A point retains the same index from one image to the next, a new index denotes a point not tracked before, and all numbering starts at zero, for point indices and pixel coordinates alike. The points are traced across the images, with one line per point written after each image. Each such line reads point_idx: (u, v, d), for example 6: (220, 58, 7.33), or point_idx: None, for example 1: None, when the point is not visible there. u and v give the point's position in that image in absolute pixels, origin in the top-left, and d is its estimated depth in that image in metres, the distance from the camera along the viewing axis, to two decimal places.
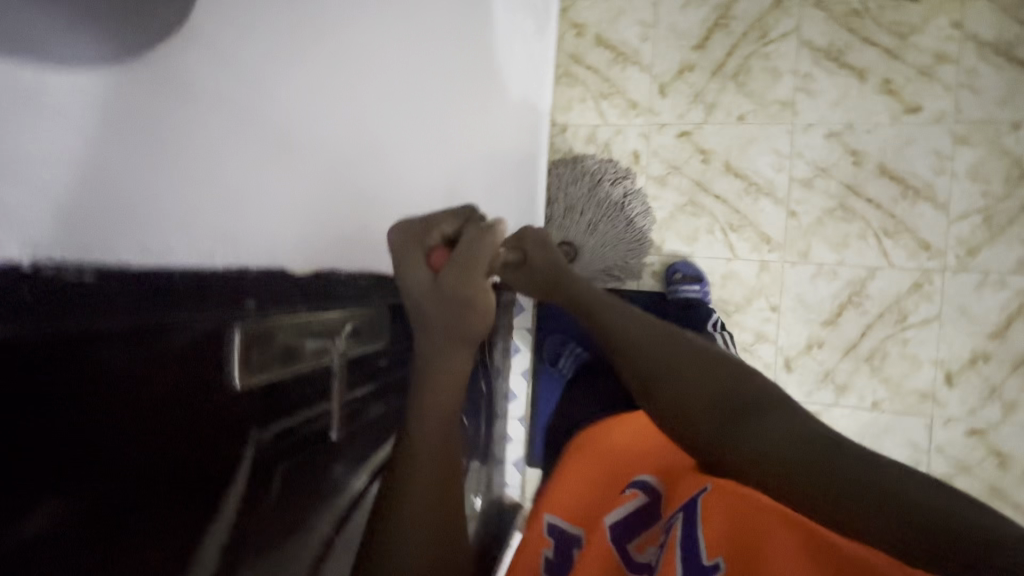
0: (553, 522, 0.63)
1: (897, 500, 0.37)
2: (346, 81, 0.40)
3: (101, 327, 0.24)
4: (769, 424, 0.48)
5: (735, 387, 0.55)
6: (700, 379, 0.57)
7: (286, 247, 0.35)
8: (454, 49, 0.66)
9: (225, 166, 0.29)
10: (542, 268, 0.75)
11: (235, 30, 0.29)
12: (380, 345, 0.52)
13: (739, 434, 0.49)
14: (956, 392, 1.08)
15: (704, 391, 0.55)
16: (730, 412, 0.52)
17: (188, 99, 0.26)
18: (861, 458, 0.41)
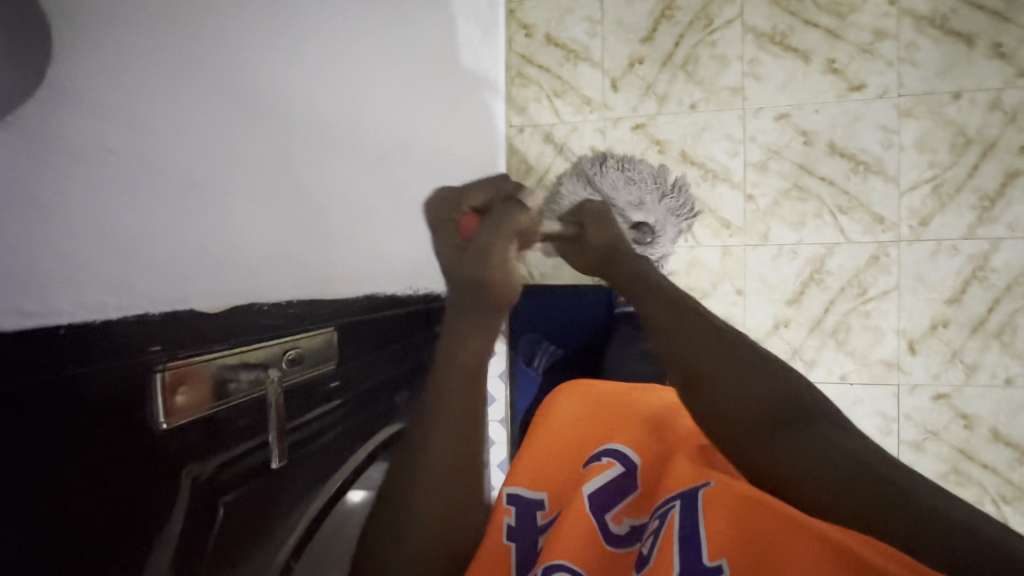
0: (513, 493, 0.64)
1: (937, 519, 0.36)
2: (248, 105, 0.38)
3: (27, 380, 0.24)
4: (831, 437, 0.47)
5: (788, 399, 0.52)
6: (752, 393, 0.53)
7: (202, 287, 0.34)
8: (390, 58, 0.66)
9: (120, 218, 0.27)
10: (597, 246, 0.83)
11: (118, 70, 0.27)
12: (327, 367, 0.52)
13: (777, 444, 0.48)
14: (920, 359, 1.11)
15: (757, 397, 0.53)
16: (779, 423, 0.50)
17: (61, 150, 0.24)
18: (900, 479, 0.40)
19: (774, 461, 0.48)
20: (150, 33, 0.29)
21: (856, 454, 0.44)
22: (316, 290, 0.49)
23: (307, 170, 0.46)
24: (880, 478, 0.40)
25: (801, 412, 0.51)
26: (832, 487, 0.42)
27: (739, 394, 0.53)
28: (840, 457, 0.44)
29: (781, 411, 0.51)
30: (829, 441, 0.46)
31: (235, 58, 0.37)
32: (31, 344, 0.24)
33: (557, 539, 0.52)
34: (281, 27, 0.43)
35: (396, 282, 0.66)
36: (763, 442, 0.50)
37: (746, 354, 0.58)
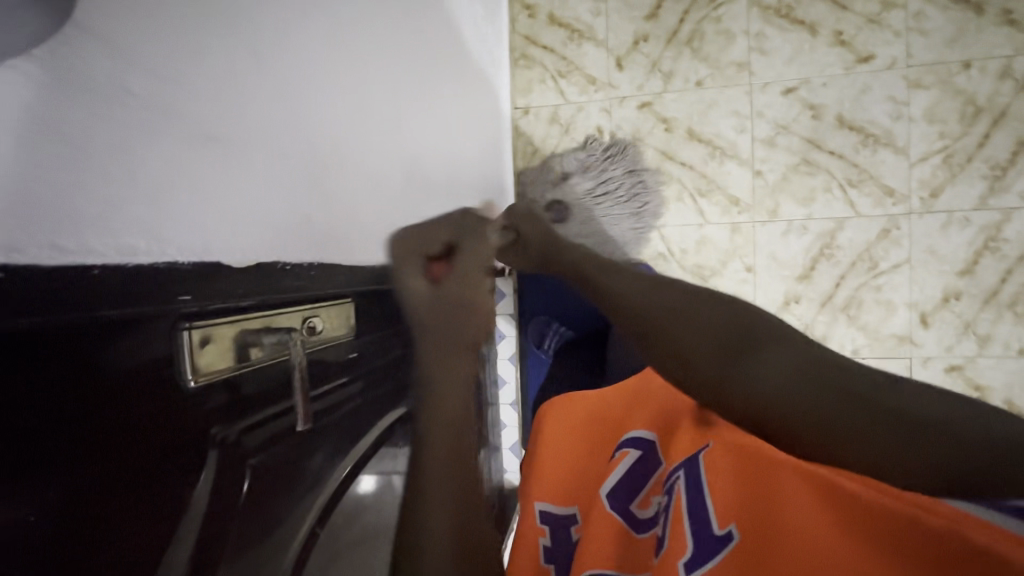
0: (543, 509, 0.63)
1: (915, 417, 0.37)
2: (262, 58, 0.38)
3: (68, 320, 0.25)
4: (783, 359, 0.44)
5: (736, 317, 0.49)
6: (705, 327, 0.49)
7: (226, 240, 0.34)
8: (399, 28, 0.65)
9: (145, 160, 0.27)
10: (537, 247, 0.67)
11: (140, 13, 0.27)
12: (344, 337, 0.52)
13: (741, 376, 0.45)
14: (933, 332, 1.11)
15: (707, 327, 0.49)
16: (735, 352, 0.47)
17: (88, 79, 0.24)
18: (885, 387, 0.39)
19: (751, 396, 0.45)
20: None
21: (816, 360, 0.43)
22: (334, 257, 0.49)
23: (321, 131, 0.46)
24: (867, 397, 0.39)
25: (756, 330, 0.47)
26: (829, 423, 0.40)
27: (689, 327, 0.49)
28: (811, 373, 0.42)
29: (733, 339, 0.47)
30: (794, 357, 0.44)
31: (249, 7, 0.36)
32: (63, 280, 0.24)
33: (589, 540, 0.53)
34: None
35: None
36: (728, 378, 0.46)
37: (686, 289, 0.53)
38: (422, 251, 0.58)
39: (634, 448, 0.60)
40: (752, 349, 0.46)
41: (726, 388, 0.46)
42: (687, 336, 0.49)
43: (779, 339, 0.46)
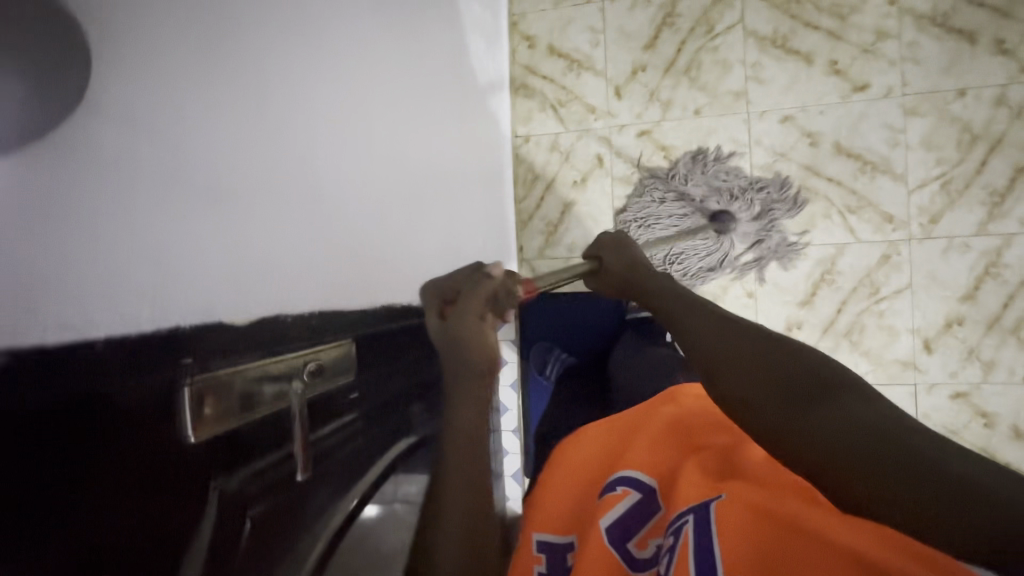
0: (541, 539, 0.65)
1: (931, 466, 0.34)
2: (262, 111, 0.38)
3: (82, 391, 0.25)
4: (848, 407, 0.42)
5: (807, 367, 0.49)
6: (770, 365, 0.51)
7: (228, 299, 0.34)
8: (398, 66, 0.66)
9: (149, 226, 0.27)
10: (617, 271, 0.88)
11: (144, 84, 0.27)
12: (345, 379, 0.52)
13: (795, 415, 0.44)
14: (937, 357, 1.10)
15: (771, 372, 0.50)
16: (804, 395, 0.46)
17: (96, 151, 0.24)
18: (921, 438, 0.37)
19: (792, 431, 0.43)
20: (168, 38, 0.29)
21: (874, 413, 0.40)
22: (334, 302, 0.49)
23: (323, 177, 0.46)
24: (893, 443, 0.37)
25: (837, 386, 0.45)
26: (838, 452, 0.39)
27: (753, 363, 0.52)
28: (862, 419, 0.40)
29: (803, 386, 0.47)
30: (858, 405, 0.42)
31: (248, 63, 0.37)
32: (71, 355, 0.24)
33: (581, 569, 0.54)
34: (288, 34, 0.43)
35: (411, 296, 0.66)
36: (779, 415, 0.45)
37: (772, 339, 0.55)
38: (441, 300, 0.69)
39: (633, 489, 0.60)
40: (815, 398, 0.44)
41: (776, 424, 0.45)
42: (755, 369, 0.51)
43: (859, 395, 0.43)
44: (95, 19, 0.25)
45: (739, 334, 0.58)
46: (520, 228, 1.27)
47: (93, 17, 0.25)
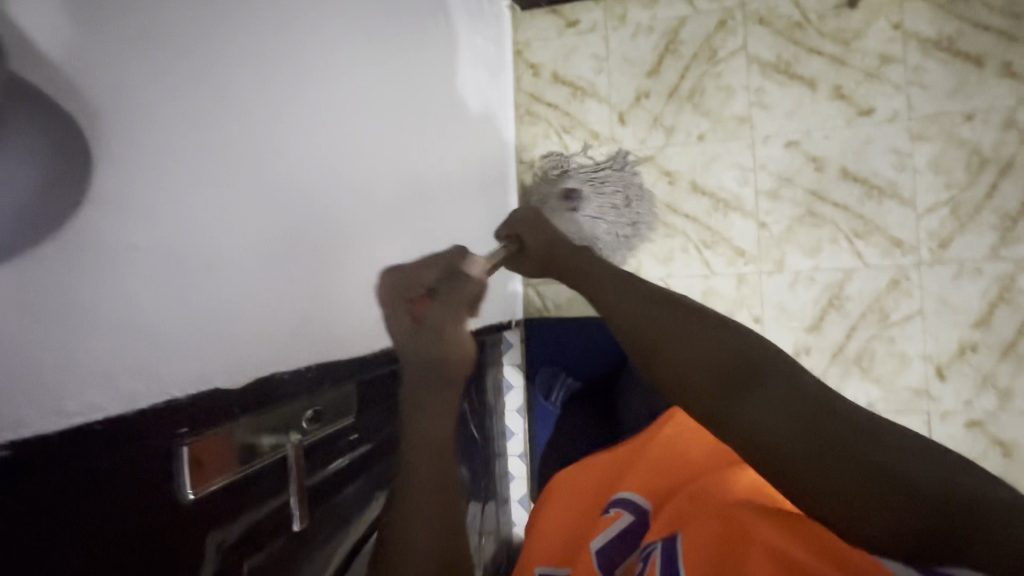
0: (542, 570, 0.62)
1: (895, 472, 0.35)
2: (261, 175, 0.40)
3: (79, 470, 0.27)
4: (781, 394, 0.42)
5: (743, 353, 0.47)
6: (711, 352, 0.48)
7: (224, 364, 0.36)
8: (399, 87, 0.66)
9: (146, 307, 0.29)
10: (539, 251, 0.74)
11: (141, 170, 0.29)
12: (346, 420, 0.53)
13: (742, 405, 0.42)
14: (950, 385, 1.08)
15: (709, 358, 0.48)
16: (739, 381, 0.45)
17: (93, 244, 0.26)
18: (870, 434, 0.37)
19: (736, 424, 0.42)
20: (162, 120, 0.31)
21: (817, 402, 0.40)
22: (330, 353, 0.50)
23: (322, 228, 0.48)
24: (856, 442, 0.37)
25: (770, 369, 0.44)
26: (805, 452, 0.37)
27: (693, 349, 0.49)
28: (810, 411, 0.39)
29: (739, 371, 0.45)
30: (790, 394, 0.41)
31: (250, 131, 0.38)
32: (73, 438, 0.26)
33: None
34: (297, 94, 0.44)
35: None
36: (719, 404, 0.44)
37: (702, 317, 0.53)
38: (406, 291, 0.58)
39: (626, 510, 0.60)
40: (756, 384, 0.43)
41: (722, 408, 0.43)
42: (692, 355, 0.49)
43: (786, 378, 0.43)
44: (95, 118, 0.27)
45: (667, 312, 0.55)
46: None
47: (92, 116, 0.26)
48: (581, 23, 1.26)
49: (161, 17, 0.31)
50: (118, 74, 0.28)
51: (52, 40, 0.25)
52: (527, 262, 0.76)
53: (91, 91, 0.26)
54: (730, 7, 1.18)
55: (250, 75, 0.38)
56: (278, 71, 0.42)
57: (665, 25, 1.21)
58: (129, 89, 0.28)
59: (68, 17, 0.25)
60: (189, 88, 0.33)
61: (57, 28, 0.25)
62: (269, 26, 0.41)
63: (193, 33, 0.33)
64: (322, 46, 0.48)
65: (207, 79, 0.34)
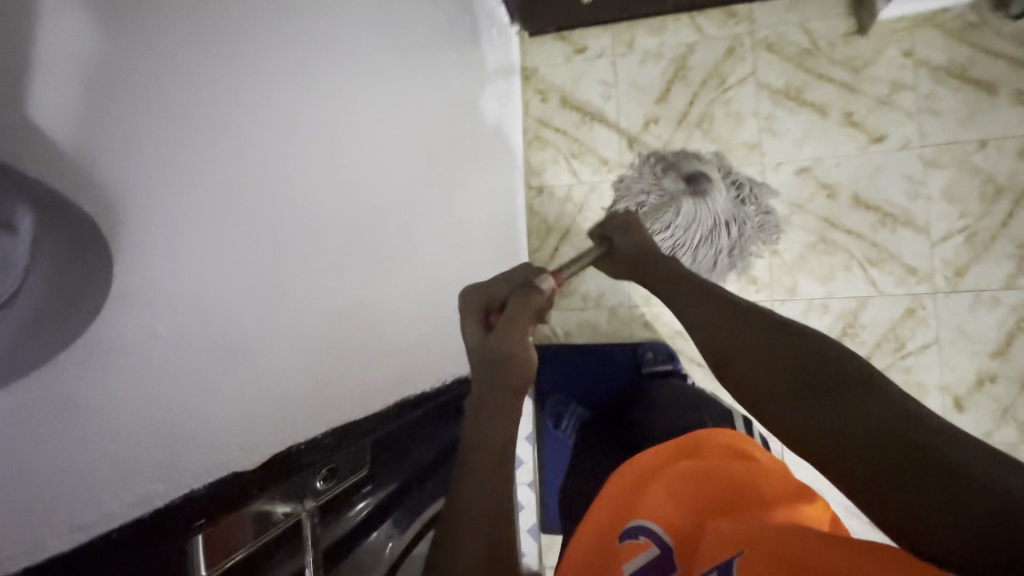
0: None
1: (951, 465, 0.32)
2: (272, 231, 0.38)
3: None
4: (861, 398, 0.39)
5: (829, 350, 0.45)
6: (788, 349, 0.47)
7: (237, 445, 0.35)
8: (408, 103, 0.65)
9: (160, 400, 0.28)
10: (628, 252, 0.75)
11: (159, 250, 0.28)
12: (361, 471, 0.50)
13: (813, 405, 0.41)
14: (969, 417, 1.06)
15: (788, 353, 0.46)
16: (813, 380, 0.43)
17: (117, 344, 0.25)
18: (935, 431, 0.35)
19: (802, 418, 0.41)
20: (179, 189, 0.30)
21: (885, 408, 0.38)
22: (339, 415, 0.49)
23: (329, 275, 0.47)
24: (916, 441, 0.34)
25: (846, 374, 0.42)
26: (862, 448, 0.36)
27: (771, 345, 0.48)
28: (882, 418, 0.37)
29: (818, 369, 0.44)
30: (859, 398, 0.39)
31: (261, 187, 0.37)
32: (92, 548, 0.25)
33: None
34: (309, 139, 0.43)
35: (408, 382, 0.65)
36: (793, 398, 0.43)
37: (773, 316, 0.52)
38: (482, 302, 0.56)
39: (653, 542, 0.59)
40: (832, 390, 0.41)
41: (795, 404, 0.42)
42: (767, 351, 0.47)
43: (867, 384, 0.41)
44: (115, 208, 0.26)
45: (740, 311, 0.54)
46: None
47: (112, 208, 0.25)
48: (589, 49, 1.25)
49: (182, 84, 0.29)
50: (138, 155, 0.27)
51: (78, 131, 0.23)
52: (611, 263, 0.78)
53: (112, 179, 0.25)
54: (739, 35, 1.18)
55: (263, 129, 0.37)
56: (291, 118, 0.40)
57: (674, 52, 1.21)
58: (146, 169, 0.27)
59: (91, 101, 0.24)
60: (204, 153, 0.31)
61: (83, 117, 0.24)
62: (285, 74, 0.39)
63: (210, 95, 0.32)
64: (336, 87, 0.47)
65: (221, 141, 0.33)
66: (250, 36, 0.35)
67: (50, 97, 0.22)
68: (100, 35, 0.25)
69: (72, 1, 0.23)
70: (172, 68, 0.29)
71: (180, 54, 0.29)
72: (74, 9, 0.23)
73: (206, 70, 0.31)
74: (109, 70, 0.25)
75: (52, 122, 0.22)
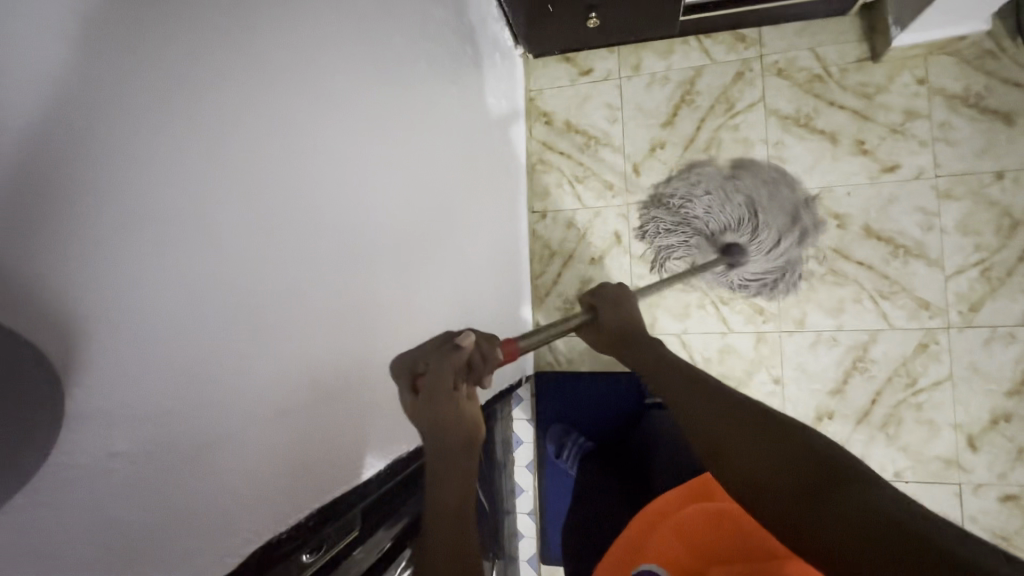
0: None
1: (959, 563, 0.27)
2: (254, 307, 0.37)
3: None
4: (861, 496, 0.34)
5: (819, 452, 0.40)
6: (774, 441, 0.42)
7: (209, 551, 0.34)
8: (403, 120, 0.63)
9: (124, 519, 0.27)
10: (614, 328, 0.70)
11: (128, 347, 0.27)
12: (352, 535, 0.51)
13: (806, 517, 0.35)
14: (982, 456, 1.03)
15: (773, 449, 0.41)
16: (807, 486, 0.37)
17: (69, 479, 0.24)
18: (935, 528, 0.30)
19: (796, 527, 0.35)
20: (149, 271, 0.28)
21: (897, 518, 0.31)
22: (328, 486, 0.48)
23: (321, 333, 0.46)
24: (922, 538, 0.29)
25: (833, 472, 0.37)
26: (869, 556, 0.30)
27: (749, 439, 0.43)
28: (871, 517, 0.32)
29: (813, 471, 0.38)
30: (858, 497, 0.34)
31: (239, 263, 0.36)
32: None
33: None
34: (292, 204, 0.41)
35: (402, 433, 0.63)
36: (792, 515, 0.36)
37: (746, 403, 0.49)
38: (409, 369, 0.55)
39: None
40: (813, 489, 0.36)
41: (791, 521, 0.36)
42: (751, 451, 0.42)
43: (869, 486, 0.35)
44: (69, 328, 0.24)
45: (723, 404, 0.50)
46: (535, 304, 1.24)
47: (66, 328, 0.24)
48: (595, 71, 1.23)
49: (142, 175, 0.28)
50: (91, 261, 0.25)
51: (26, 253, 0.22)
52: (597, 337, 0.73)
53: (63, 297, 0.24)
54: (747, 59, 1.15)
55: (243, 203, 0.36)
56: (270, 185, 0.39)
57: (681, 75, 1.19)
58: (103, 275, 0.26)
59: (53, 202, 0.23)
60: (171, 241, 0.30)
61: (23, 232, 0.22)
62: (262, 141, 0.38)
63: (175, 181, 0.30)
64: (322, 144, 0.45)
65: (195, 225, 0.32)
66: (219, 111, 0.34)
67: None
68: (61, 121, 0.24)
69: (37, 92, 0.23)
70: (131, 160, 0.27)
71: (138, 143, 0.28)
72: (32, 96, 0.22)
73: (171, 155, 0.30)
74: (66, 176, 0.24)
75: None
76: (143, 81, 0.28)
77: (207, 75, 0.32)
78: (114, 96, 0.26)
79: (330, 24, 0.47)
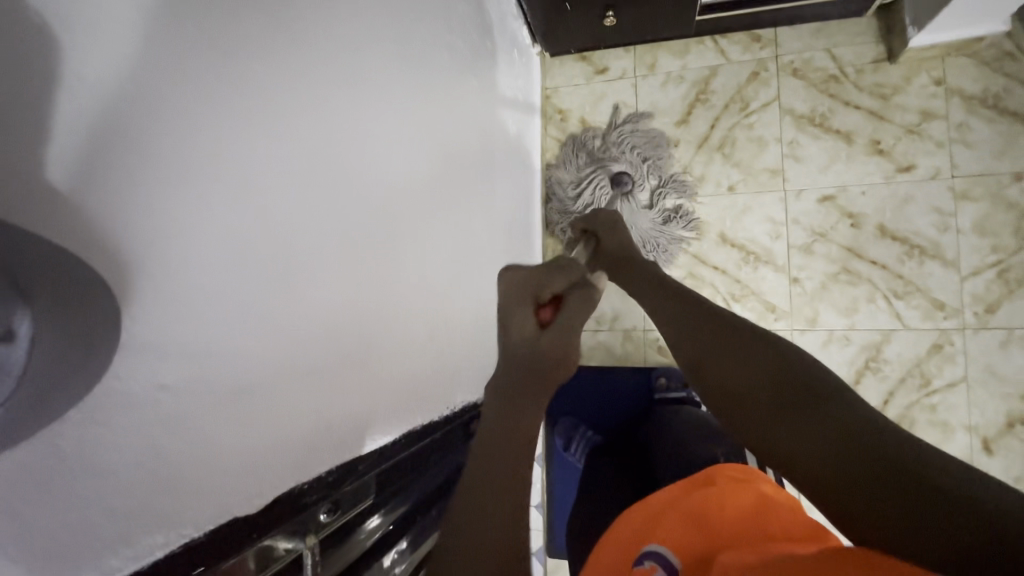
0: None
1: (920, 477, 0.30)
2: (284, 264, 0.39)
3: None
4: (838, 413, 0.35)
5: (794, 367, 0.41)
6: (761, 362, 0.42)
7: (241, 489, 0.35)
8: (426, 102, 0.65)
9: (167, 452, 0.29)
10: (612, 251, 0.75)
11: (175, 293, 0.29)
12: (366, 502, 0.51)
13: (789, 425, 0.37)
14: (998, 459, 1.02)
15: (759, 365, 0.42)
16: (789, 401, 0.38)
17: (123, 404, 0.26)
18: (908, 441, 0.32)
19: (779, 445, 0.37)
20: (195, 224, 0.30)
21: (866, 429, 0.34)
22: (346, 451, 0.50)
23: (346, 300, 0.47)
24: (888, 451, 0.32)
25: (813, 387, 0.38)
26: (840, 471, 0.33)
27: (739, 359, 0.44)
28: (847, 432, 0.34)
29: (789, 388, 0.39)
30: (836, 417, 0.35)
31: (275, 225, 0.37)
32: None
33: None
34: (323, 173, 0.43)
35: (414, 409, 0.64)
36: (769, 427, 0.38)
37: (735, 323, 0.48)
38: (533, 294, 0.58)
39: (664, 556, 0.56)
40: (814, 399, 0.37)
41: (765, 429, 0.39)
42: (735, 366, 0.44)
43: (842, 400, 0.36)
44: (125, 265, 0.26)
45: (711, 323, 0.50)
46: None
47: (124, 267, 0.26)
48: (611, 70, 1.25)
49: (192, 130, 0.30)
50: (146, 205, 0.27)
51: (94, 196, 0.24)
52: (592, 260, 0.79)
53: (125, 236, 0.26)
54: (763, 58, 1.16)
55: (279, 169, 0.38)
56: (305, 150, 0.40)
57: (696, 75, 1.20)
58: (159, 222, 0.28)
59: (117, 150, 0.25)
60: (215, 196, 0.32)
61: (92, 170, 0.24)
62: (297, 111, 0.39)
63: (218, 139, 0.32)
64: (354, 121, 0.48)
65: (236, 186, 0.33)
66: (263, 79, 0.35)
67: (68, 143, 0.23)
68: (128, 77, 0.26)
69: (111, 49, 0.25)
70: (182, 114, 0.29)
71: (188, 98, 0.29)
72: (104, 52, 0.24)
73: (218, 117, 0.32)
74: (128, 128, 0.26)
75: (61, 177, 0.23)
76: (198, 45, 0.30)
77: (251, 45, 0.34)
78: (173, 57, 0.28)
79: (365, 10, 0.49)
